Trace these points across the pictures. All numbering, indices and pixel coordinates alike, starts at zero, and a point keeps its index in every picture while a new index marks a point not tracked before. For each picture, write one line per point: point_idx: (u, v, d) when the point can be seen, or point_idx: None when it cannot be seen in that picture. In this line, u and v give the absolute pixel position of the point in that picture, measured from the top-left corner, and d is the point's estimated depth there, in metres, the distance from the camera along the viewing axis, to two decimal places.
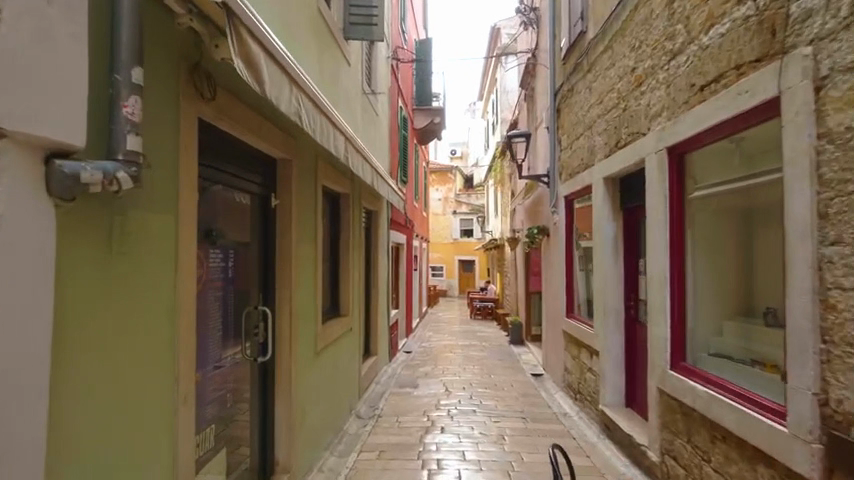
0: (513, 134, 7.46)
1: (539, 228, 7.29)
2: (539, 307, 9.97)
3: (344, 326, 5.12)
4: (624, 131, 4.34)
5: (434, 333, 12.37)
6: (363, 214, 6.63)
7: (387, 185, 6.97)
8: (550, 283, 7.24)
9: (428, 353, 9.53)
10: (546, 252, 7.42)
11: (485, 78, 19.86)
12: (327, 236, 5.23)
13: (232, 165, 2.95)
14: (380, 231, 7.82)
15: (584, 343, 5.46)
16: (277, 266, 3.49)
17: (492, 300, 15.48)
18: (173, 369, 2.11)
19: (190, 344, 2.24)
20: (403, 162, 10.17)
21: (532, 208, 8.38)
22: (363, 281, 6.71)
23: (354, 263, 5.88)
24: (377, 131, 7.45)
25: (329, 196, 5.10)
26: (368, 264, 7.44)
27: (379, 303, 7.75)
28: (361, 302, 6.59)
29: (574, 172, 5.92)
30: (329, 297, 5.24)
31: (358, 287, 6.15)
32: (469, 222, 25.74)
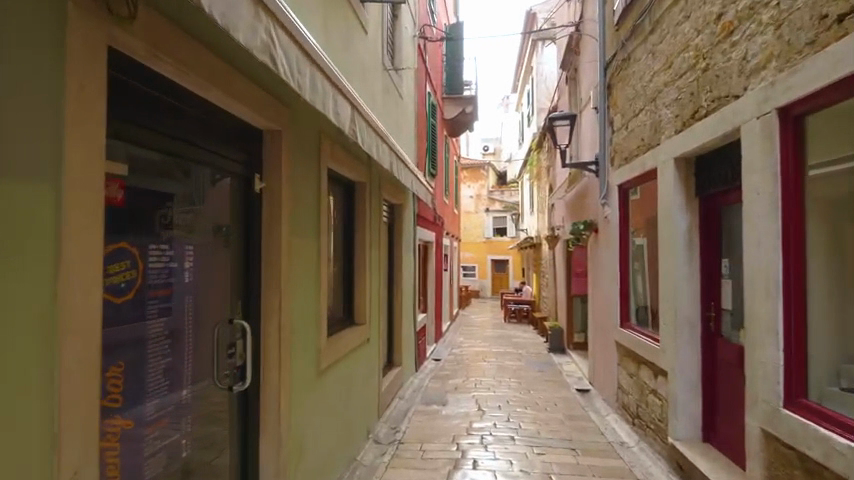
0: (555, 116, 6.59)
1: (585, 224, 6.35)
2: (582, 312, 9.04)
3: (359, 338, 4.33)
4: (706, 96, 3.46)
5: (466, 338, 11.55)
6: (384, 208, 5.86)
7: (414, 175, 6.15)
8: (598, 287, 6.31)
9: (458, 361, 8.71)
10: (593, 251, 6.49)
11: (520, 68, 18.94)
12: (339, 232, 4.45)
13: (196, 133, 2.18)
14: (405, 228, 7.01)
15: (646, 359, 4.57)
16: (262, 268, 2.71)
17: (527, 303, 14.60)
18: (50, 448, 1.30)
19: (92, 400, 1.43)
20: (432, 152, 9.40)
21: (575, 201, 7.48)
22: (384, 283, 5.92)
23: (373, 262, 5.10)
24: (401, 116, 6.68)
25: (340, 184, 4.31)
26: (391, 266, 6.64)
27: (404, 308, 6.95)
28: (381, 308, 5.80)
29: (633, 156, 5.01)
30: (341, 304, 4.45)
31: (379, 290, 5.38)
32: (502, 221, 24.83)
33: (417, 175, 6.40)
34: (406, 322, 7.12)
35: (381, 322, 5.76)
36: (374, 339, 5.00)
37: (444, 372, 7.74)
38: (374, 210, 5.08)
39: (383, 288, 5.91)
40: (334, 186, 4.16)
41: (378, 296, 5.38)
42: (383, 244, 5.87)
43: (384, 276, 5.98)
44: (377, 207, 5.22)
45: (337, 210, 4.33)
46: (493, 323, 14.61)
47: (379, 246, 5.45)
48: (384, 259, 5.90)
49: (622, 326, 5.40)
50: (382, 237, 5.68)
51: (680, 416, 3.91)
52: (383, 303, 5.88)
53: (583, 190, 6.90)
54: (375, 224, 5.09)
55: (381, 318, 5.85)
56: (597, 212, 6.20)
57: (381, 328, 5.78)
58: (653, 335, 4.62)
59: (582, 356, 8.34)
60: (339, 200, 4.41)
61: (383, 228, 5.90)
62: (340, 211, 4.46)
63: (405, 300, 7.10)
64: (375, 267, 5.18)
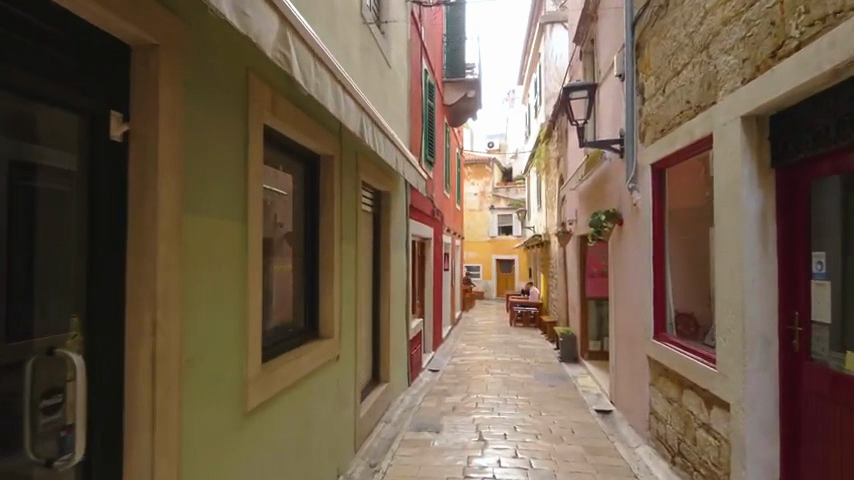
0: (570, 86, 5.54)
1: (607, 214, 5.28)
2: (598, 317, 8.01)
3: (320, 359, 3.32)
4: (801, 20, 2.45)
5: (468, 345, 10.53)
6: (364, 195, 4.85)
7: (406, 155, 5.12)
8: (623, 290, 5.26)
9: (458, 373, 7.70)
10: (617, 246, 5.43)
11: (527, 59, 17.93)
12: (295, 217, 3.42)
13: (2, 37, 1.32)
14: (395, 220, 5.98)
15: (696, 384, 3.54)
16: (129, 261, 1.71)
17: (535, 306, 13.56)
18: None
19: None
20: (430, 138, 8.41)
21: (594, 189, 6.45)
22: (364, 285, 4.90)
23: (347, 259, 4.07)
24: (389, 90, 5.70)
25: (295, 155, 3.29)
26: (377, 265, 5.61)
27: (394, 313, 5.95)
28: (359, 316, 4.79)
29: (674, 125, 3.97)
30: (298, 313, 3.43)
31: (357, 293, 4.36)
32: (508, 219, 23.78)
33: (409, 157, 5.36)
34: (396, 330, 6.11)
35: (360, 331, 4.76)
36: (346, 357, 3.98)
37: (441, 388, 6.71)
38: (348, 193, 4.04)
39: (363, 292, 4.87)
40: (283, 158, 3.13)
41: (357, 302, 4.36)
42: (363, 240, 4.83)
43: (365, 278, 4.97)
44: (353, 190, 4.18)
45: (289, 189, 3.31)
46: (497, 327, 13.58)
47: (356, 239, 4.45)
48: (364, 256, 4.88)
49: (657, 338, 4.36)
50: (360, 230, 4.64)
51: (749, 467, 2.89)
52: (362, 309, 4.87)
53: (605, 175, 5.86)
54: (349, 210, 4.07)
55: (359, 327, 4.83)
56: (623, 199, 5.16)
57: (360, 338, 4.76)
58: (703, 353, 3.59)
59: (600, 368, 7.30)
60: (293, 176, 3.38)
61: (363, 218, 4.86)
62: (297, 192, 3.44)
63: (396, 307, 6.07)
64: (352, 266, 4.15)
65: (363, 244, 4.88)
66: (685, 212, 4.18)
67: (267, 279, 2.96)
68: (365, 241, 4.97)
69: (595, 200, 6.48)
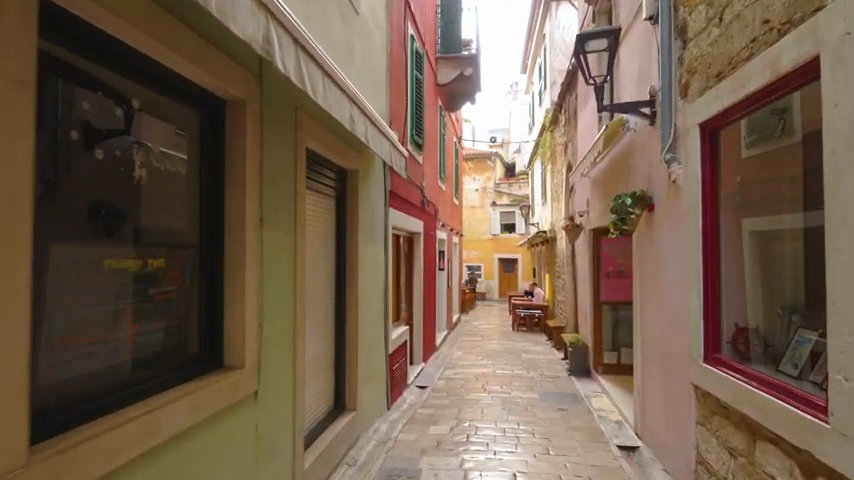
0: (585, 33, 4.27)
1: (634, 197, 4.10)
2: (613, 324, 6.82)
3: (211, 406, 2.14)
4: None
5: (464, 353, 9.37)
6: (314, 170, 3.65)
7: (378, 121, 3.92)
8: (656, 294, 4.05)
9: (450, 390, 6.54)
10: (646, 238, 4.22)
11: (530, 43, 16.75)
12: (175, 187, 2.23)
13: None
14: (367, 206, 4.78)
15: (784, 439, 2.37)
16: None
17: (540, 309, 12.39)
18: None
19: None
20: (419, 116, 7.25)
21: (614, 169, 5.27)
22: (313, 289, 3.71)
23: (283, 256, 2.87)
24: (357, 43, 4.54)
25: (167, 87, 2.10)
26: (341, 263, 4.43)
27: (366, 323, 4.77)
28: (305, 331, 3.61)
29: (740, 63, 2.77)
30: (184, 333, 2.26)
31: (303, 300, 3.19)
32: (510, 216, 22.60)
33: (381, 124, 4.16)
34: (371, 344, 4.94)
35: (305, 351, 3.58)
36: (278, 392, 2.82)
37: (428, 411, 5.53)
38: (281, 158, 2.84)
39: (312, 299, 3.70)
40: (135, 86, 1.95)
41: (303, 312, 3.19)
42: (310, 228, 3.62)
43: (316, 279, 3.77)
44: (291, 156, 2.98)
45: (155, 141, 2.11)
46: (499, 332, 12.39)
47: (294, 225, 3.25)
48: (313, 250, 3.69)
49: (709, 362, 3.16)
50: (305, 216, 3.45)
51: None
52: (310, 322, 3.69)
53: (630, 151, 4.65)
54: (282, 183, 2.85)
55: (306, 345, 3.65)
56: (657, 177, 3.95)
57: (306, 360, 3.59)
58: (794, 393, 2.40)
59: (619, 387, 6.08)
60: (169, 122, 2.19)
61: (311, 200, 3.67)
62: (178, 148, 2.24)
63: (369, 316, 4.89)
64: (290, 263, 2.96)
65: (312, 234, 3.70)
66: (759, 189, 3.01)
67: (103, 285, 1.81)
68: (316, 231, 3.77)
69: (615, 184, 5.26)
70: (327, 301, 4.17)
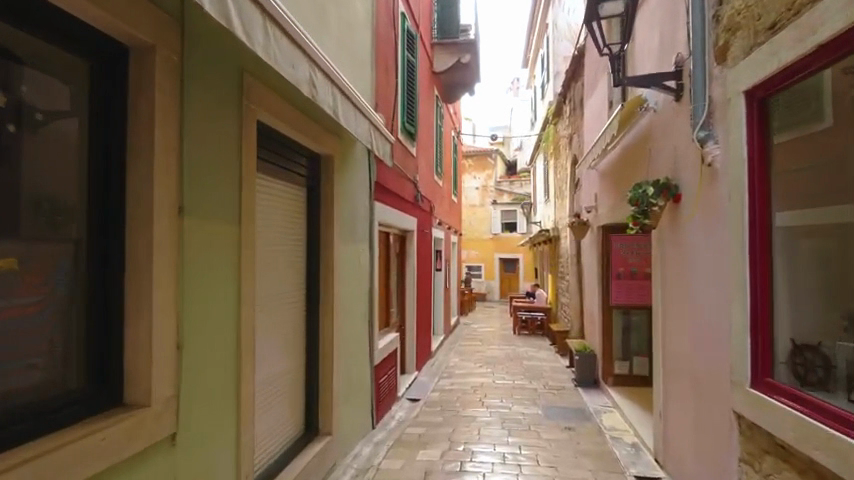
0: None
1: (657, 185, 3.48)
2: (624, 330, 6.19)
3: (70, 476, 1.46)
4: None
5: (461, 360, 8.75)
6: (273, 153, 3.02)
7: (355, 96, 3.27)
8: (685, 301, 3.40)
9: (445, 403, 5.92)
10: (674, 235, 3.58)
11: (533, 34, 16.16)
12: (51, 159, 1.61)
13: None
14: (346, 199, 4.13)
15: None
16: None
17: (542, 311, 11.77)
18: None
19: None
20: (412, 102, 6.63)
21: (629, 157, 4.64)
22: (270, 295, 3.07)
23: (217, 255, 2.23)
24: (333, 9, 3.91)
25: (25, 14, 1.47)
26: (313, 264, 3.79)
27: (346, 334, 4.14)
28: (260, 346, 2.97)
29: (805, 7, 2.14)
30: (60, 362, 1.64)
31: (252, 312, 2.55)
32: (512, 215, 21.97)
33: (361, 103, 3.53)
34: (352, 357, 4.31)
35: (259, 371, 2.94)
36: (212, 431, 2.19)
37: (418, 431, 4.89)
38: (212, 129, 2.20)
39: (269, 308, 3.06)
40: None
41: (251, 327, 2.54)
42: (264, 222, 2.98)
43: (273, 284, 3.13)
44: (228, 129, 2.34)
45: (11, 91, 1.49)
46: (499, 336, 11.76)
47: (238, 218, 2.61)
48: (269, 249, 3.05)
49: (758, 386, 2.52)
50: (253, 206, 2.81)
51: None
52: (266, 335, 3.05)
53: (649, 134, 4.02)
54: (214, 162, 2.21)
55: (262, 364, 3.01)
56: (687, 162, 3.30)
57: (259, 381, 2.95)
58: None
59: (633, 403, 5.43)
60: (36, 67, 1.57)
61: (268, 187, 3.03)
62: (48, 103, 1.61)
63: (350, 325, 4.25)
64: (227, 264, 2.32)
65: (268, 229, 3.05)
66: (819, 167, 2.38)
67: None
68: (274, 225, 3.12)
69: (631, 174, 4.62)
70: (294, 309, 3.53)
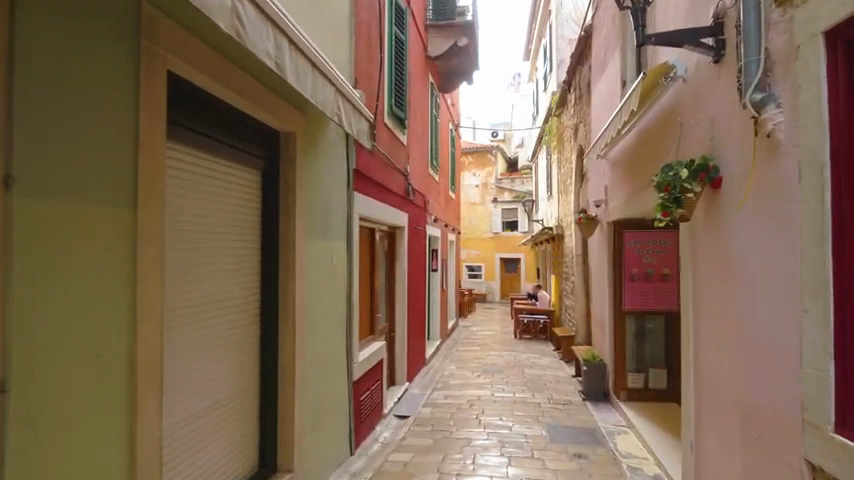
0: None
1: (695, 169, 2.76)
2: (639, 338, 5.50)
3: None
4: None
5: (458, 369, 8.08)
6: (203, 123, 2.35)
7: (319, 55, 2.57)
8: (730, 310, 2.71)
9: (436, 421, 5.24)
10: (715, 232, 2.88)
11: (535, 24, 15.49)
12: None
13: None
14: (314, 186, 3.44)
15: None
16: None
17: (545, 314, 11.10)
18: None
19: None
20: (401, 84, 5.95)
21: (652, 137, 3.94)
22: (200, 303, 2.39)
23: (83, 252, 1.56)
24: None
25: None
26: (268, 264, 3.10)
27: (313, 349, 3.45)
28: (184, 372, 2.28)
29: None
30: None
31: (157, 329, 1.87)
32: (513, 213, 21.30)
33: (335, 74, 2.83)
34: (323, 375, 3.63)
35: (180, 403, 2.26)
36: None
37: (404, 459, 4.21)
38: (71, 72, 1.54)
39: (197, 320, 2.38)
40: None
41: (155, 350, 1.86)
42: (188, 209, 2.30)
43: (206, 289, 2.45)
44: (107, 76, 1.66)
45: None
46: (500, 341, 11.10)
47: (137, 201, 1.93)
48: (196, 244, 2.36)
49: (846, 431, 1.83)
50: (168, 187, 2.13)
51: None
52: (194, 356, 2.36)
53: (680, 105, 3.32)
54: (74, 118, 1.55)
55: (189, 394, 2.33)
56: (734, 135, 2.62)
57: (179, 417, 2.26)
58: None
59: (650, 421, 4.76)
60: None
61: (195, 165, 2.35)
62: None
63: (319, 337, 3.57)
64: (101, 264, 1.64)
65: (197, 218, 2.37)
66: None
67: None
68: (205, 214, 2.45)
69: (654, 159, 3.92)
70: (241, 320, 2.85)
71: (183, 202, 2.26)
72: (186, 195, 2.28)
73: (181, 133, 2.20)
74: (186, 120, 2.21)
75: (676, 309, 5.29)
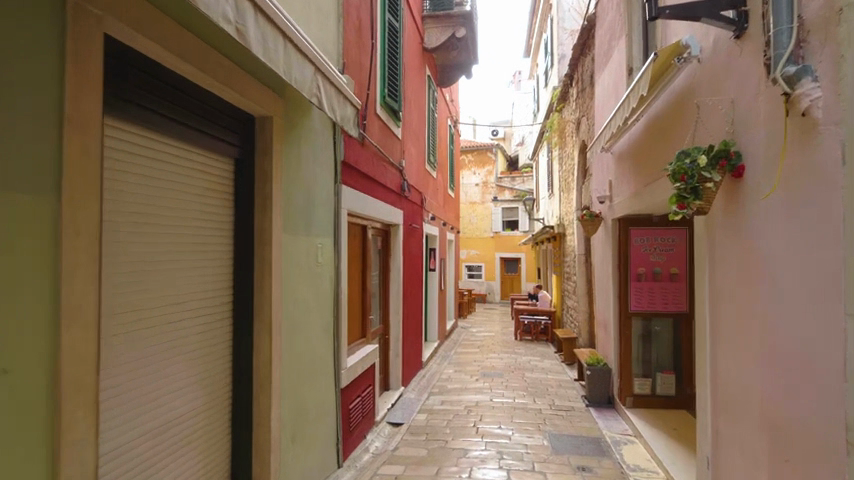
0: None
1: (715, 158, 2.50)
2: (646, 341, 5.21)
3: None
4: None
5: (456, 372, 7.79)
6: (159, 101, 2.08)
7: (291, 26, 2.28)
8: (754, 313, 2.44)
9: (432, 429, 4.95)
10: (737, 227, 2.59)
11: (535, 19, 15.22)
12: None
13: None
14: (293, 177, 3.15)
15: None
16: None
17: (547, 315, 10.82)
18: None
19: None
20: (395, 73, 5.67)
21: (663, 125, 3.66)
22: (151, 305, 2.10)
23: None
24: None
25: None
26: (242, 261, 2.82)
27: (294, 355, 3.15)
28: (136, 384, 2.00)
29: None
30: None
31: (90, 336, 1.59)
32: (514, 212, 20.99)
33: (313, 52, 2.54)
34: (306, 383, 3.34)
35: (131, 419, 1.98)
36: None
37: (395, 472, 3.92)
38: None
39: (151, 324, 2.10)
40: None
41: (87, 363, 1.57)
42: (137, 198, 2.02)
43: (160, 289, 2.16)
44: (19, 32, 1.37)
45: None
46: (500, 342, 10.81)
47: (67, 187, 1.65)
48: (148, 237, 2.09)
49: None
50: (107, 170, 1.85)
51: None
52: (148, 366, 2.08)
53: (696, 87, 3.04)
54: None
55: (142, 408, 2.05)
56: (760, 117, 2.33)
57: (129, 435, 1.98)
58: None
59: (658, 430, 4.47)
60: None
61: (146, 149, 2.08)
62: None
63: (302, 342, 3.28)
64: (6, 260, 1.34)
65: (149, 209, 2.10)
66: None
67: None
68: (160, 204, 2.17)
69: (666, 147, 3.63)
70: (210, 323, 2.58)
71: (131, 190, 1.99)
72: (135, 181, 2.00)
73: (130, 111, 1.93)
74: (136, 96, 1.93)
75: (683, 312, 5.03)
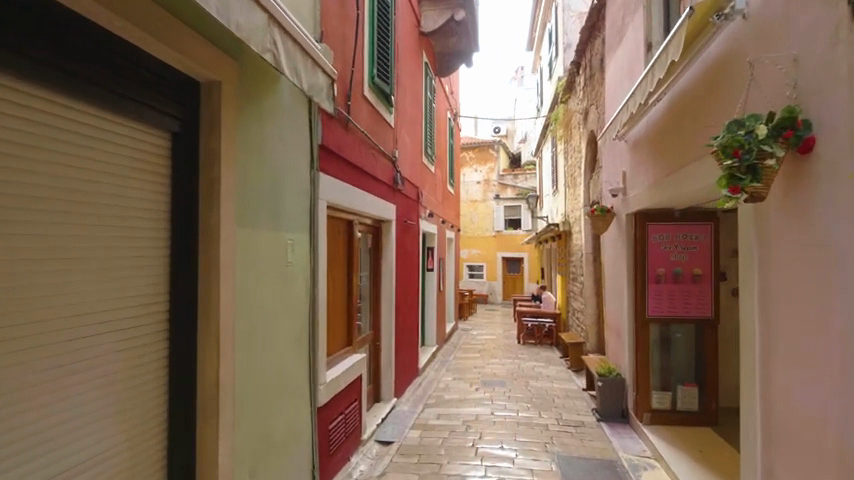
0: None
1: (779, 127, 1.98)
2: (664, 350, 4.68)
3: None
4: None
5: (454, 379, 7.26)
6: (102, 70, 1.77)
7: None
8: (833, 328, 1.89)
9: (426, 448, 4.42)
10: (804, 219, 2.05)
11: (538, 10, 14.72)
12: None
13: None
14: (255, 159, 2.63)
15: None
16: None
17: (551, 317, 10.28)
18: None
19: None
20: (387, 52, 5.15)
21: (697, 99, 3.13)
22: (37, 318, 1.56)
23: None
24: None
25: None
26: (182, 260, 2.26)
27: (255, 372, 2.63)
28: (18, 425, 1.50)
29: None
30: None
31: None
32: (516, 210, 20.46)
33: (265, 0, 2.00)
34: (272, 405, 2.82)
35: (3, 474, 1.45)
36: None
37: None
38: None
39: (25, 346, 1.52)
40: None
41: None
42: (117, 191, 1.92)
43: (53, 298, 1.62)
44: None
45: None
46: (502, 346, 10.27)
47: (5, 172, 1.48)
48: (78, 232, 1.74)
49: None
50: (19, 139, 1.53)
51: None
52: (28, 402, 1.53)
53: (743, 47, 2.51)
54: None
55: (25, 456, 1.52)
56: (841, 74, 1.80)
57: None
58: None
59: (684, 453, 3.92)
60: None
61: (130, 141, 1.99)
62: None
63: (266, 356, 2.76)
64: None
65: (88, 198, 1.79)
66: None
67: None
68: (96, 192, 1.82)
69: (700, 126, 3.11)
70: (133, 340, 2.01)
71: (109, 183, 1.89)
72: (114, 172, 1.91)
73: (108, 100, 1.83)
74: (103, 79, 1.78)
75: (707, 318, 4.46)
